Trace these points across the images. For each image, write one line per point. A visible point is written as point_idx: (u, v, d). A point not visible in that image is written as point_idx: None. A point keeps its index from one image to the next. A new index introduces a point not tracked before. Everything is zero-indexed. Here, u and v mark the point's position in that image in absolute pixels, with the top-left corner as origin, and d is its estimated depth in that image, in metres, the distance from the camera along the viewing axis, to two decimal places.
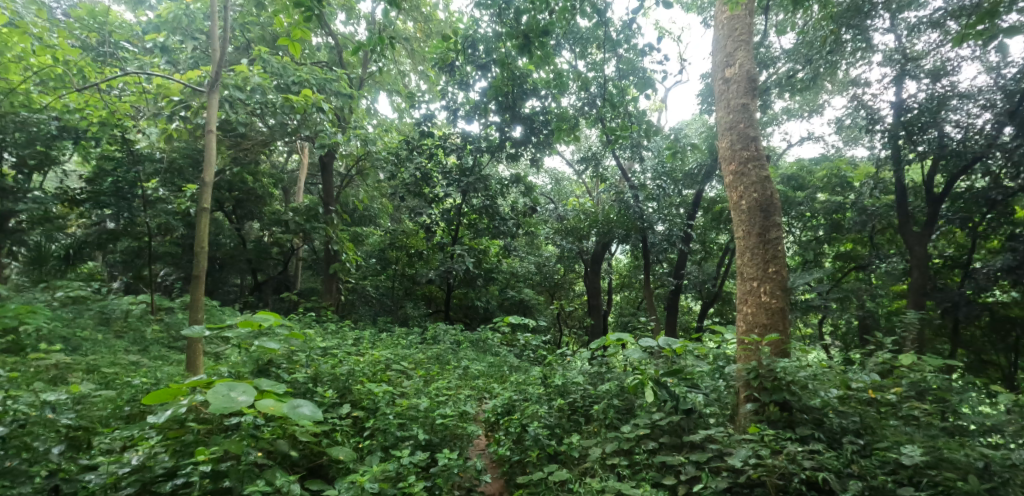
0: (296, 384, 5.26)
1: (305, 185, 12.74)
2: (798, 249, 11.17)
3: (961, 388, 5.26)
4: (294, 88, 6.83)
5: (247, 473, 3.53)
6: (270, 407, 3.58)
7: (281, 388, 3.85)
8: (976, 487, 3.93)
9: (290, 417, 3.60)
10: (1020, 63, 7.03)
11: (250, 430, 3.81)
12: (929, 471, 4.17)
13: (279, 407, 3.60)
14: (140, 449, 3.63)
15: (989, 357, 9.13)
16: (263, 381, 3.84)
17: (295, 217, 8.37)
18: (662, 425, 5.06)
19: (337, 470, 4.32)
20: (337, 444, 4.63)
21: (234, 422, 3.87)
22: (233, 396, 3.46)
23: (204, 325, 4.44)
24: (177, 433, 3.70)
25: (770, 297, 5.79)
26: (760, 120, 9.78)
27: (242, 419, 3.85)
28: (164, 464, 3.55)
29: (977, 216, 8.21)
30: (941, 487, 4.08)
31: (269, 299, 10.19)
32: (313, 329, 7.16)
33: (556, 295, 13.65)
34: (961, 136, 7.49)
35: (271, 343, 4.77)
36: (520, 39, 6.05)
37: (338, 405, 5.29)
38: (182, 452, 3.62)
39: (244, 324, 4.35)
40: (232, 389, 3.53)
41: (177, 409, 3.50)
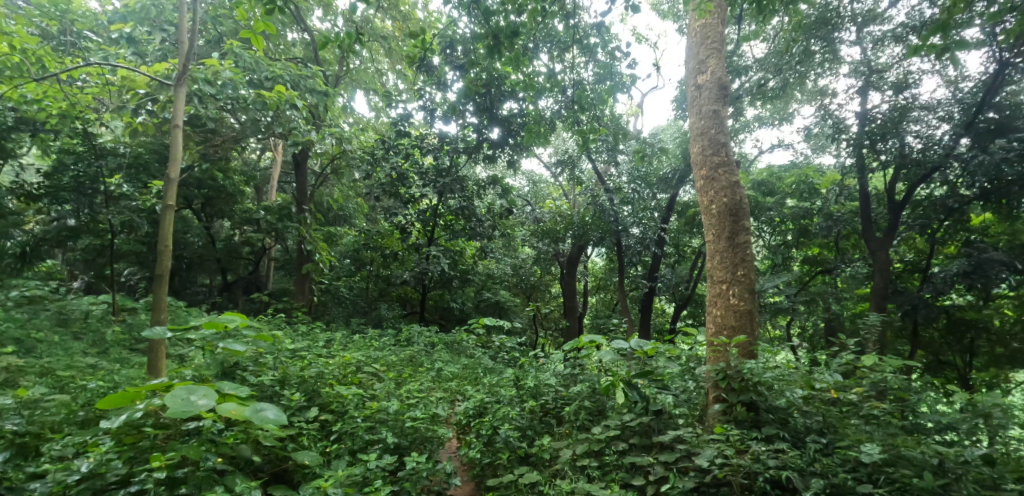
0: (262, 387, 5.25)
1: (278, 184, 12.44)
2: (767, 253, 11.46)
3: (919, 388, 5.47)
4: (267, 83, 6.63)
5: (207, 479, 3.49)
6: (232, 411, 3.49)
7: (245, 391, 3.76)
8: (930, 484, 4.10)
9: (254, 421, 3.50)
10: (976, 77, 7.45)
11: (210, 435, 3.72)
12: (887, 469, 4.36)
13: (241, 412, 3.51)
14: (92, 454, 3.48)
15: (945, 358, 9.54)
16: (226, 383, 3.75)
17: (266, 216, 8.08)
18: (633, 426, 5.18)
19: (303, 475, 4.27)
20: (304, 448, 4.61)
21: (194, 426, 3.76)
22: (192, 400, 3.37)
23: (166, 326, 4.25)
24: (133, 438, 3.57)
25: (739, 300, 5.93)
26: (732, 126, 10.03)
27: (202, 424, 3.74)
28: (118, 471, 3.42)
29: (936, 222, 8.36)
30: (898, 484, 4.25)
31: (239, 300, 9.93)
32: (283, 331, 6.99)
33: (532, 297, 13.70)
34: (921, 146, 7.75)
35: (237, 345, 4.66)
36: (491, 40, 6.15)
37: (305, 409, 5.23)
38: (137, 458, 3.52)
39: (208, 325, 4.26)
40: (192, 393, 3.42)
41: (133, 413, 3.39)
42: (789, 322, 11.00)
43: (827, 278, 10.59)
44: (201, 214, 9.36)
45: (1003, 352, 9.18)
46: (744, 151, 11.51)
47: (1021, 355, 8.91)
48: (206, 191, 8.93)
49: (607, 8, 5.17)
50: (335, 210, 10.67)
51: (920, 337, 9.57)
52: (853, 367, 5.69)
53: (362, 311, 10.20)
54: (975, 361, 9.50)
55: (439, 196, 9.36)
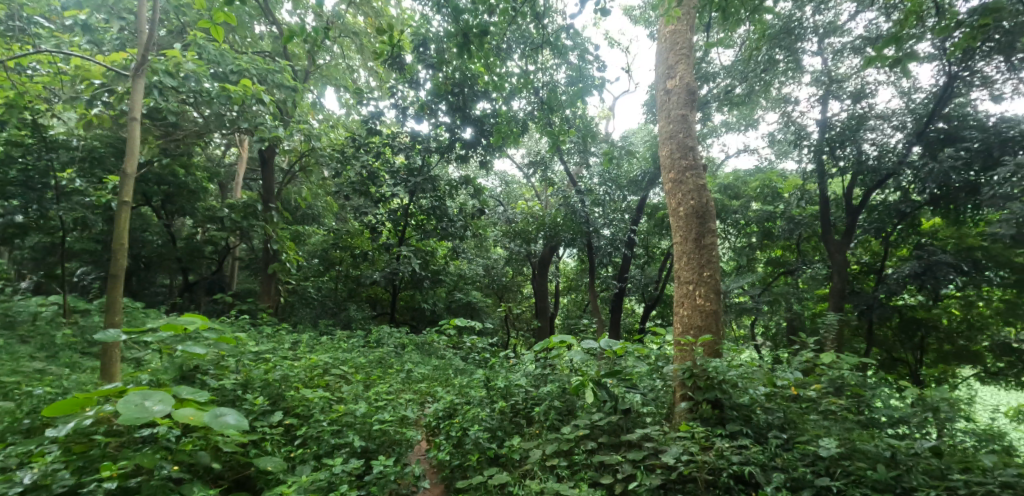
0: (223, 391, 5.08)
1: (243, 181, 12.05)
2: (733, 254, 11.78)
3: (874, 384, 5.72)
4: (233, 77, 6.39)
5: (162, 488, 3.40)
6: (189, 416, 3.42)
7: (203, 396, 3.71)
8: (883, 475, 4.31)
9: (212, 426, 3.45)
10: (927, 89, 7.87)
11: (165, 442, 3.62)
12: (843, 462, 4.56)
13: (200, 417, 3.45)
14: (36, 466, 3.32)
15: (898, 355, 10.02)
16: (183, 388, 3.70)
17: (230, 214, 7.76)
18: (602, 425, 5.25)
19: (265, 481, 4.16)
20: (266, 455, 4.51)
21: (149, 433, 3.65)
22: (146, 406, 3.31)
23: (120, 329, 4.09)
24: (83, 447, 3.47)
25: (705, 300, 6.08)
26: (699, 131, 10.27)
27: (156, 431, 3.65)
28: (65, 481, 3.26)
29: (889, 226, 8.90)
30: (854, 476, 4.45)
31: (200, 301, 9.57)
32: (246, 332, 6.76)
33: (503, 298, 13.72)
34: (877, 153, 8.13)
35: (197, 348, 4.53)
36: (460, 38, 6.12)
37: (269, 413, 5.09)
38: (85, 468, 3.40)
39: (166, 328, 4.17)
40: (146, 398, 3.37)
41: (82, 420, 3.28)
42: (753, 322, 11.33)
43: (789, 279, 10.97)
44: (162, 211, 8.95)
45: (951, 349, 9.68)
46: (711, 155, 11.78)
47: (967, 352, 9.41)
48: (165, 187, 8.54)
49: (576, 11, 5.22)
50: (303, 209, 10.39)
51: (875, 335, 10.02)
52: (812, 364, 5.93)
53: (330, 312, 9.99)
54: (925, 358, 9.99)
55: (411, 196, 9.21)
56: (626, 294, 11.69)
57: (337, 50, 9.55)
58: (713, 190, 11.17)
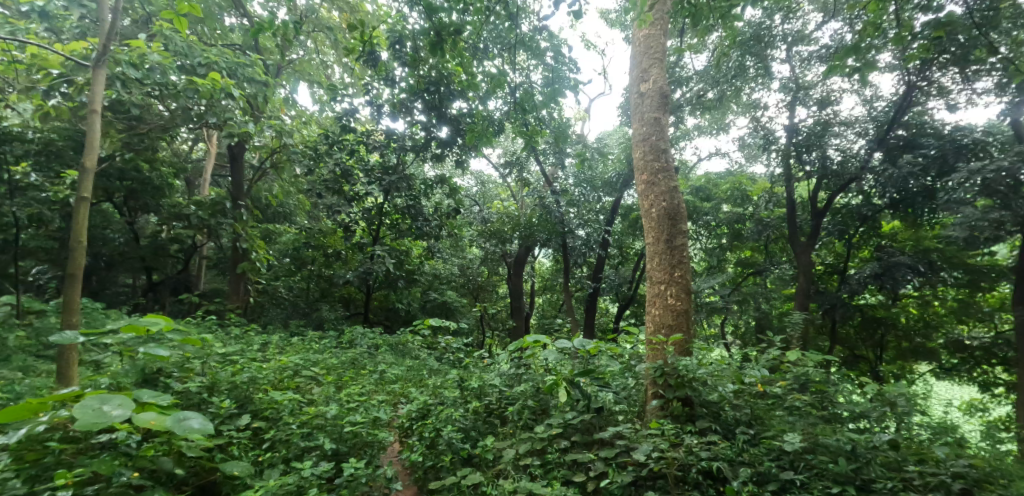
0: (187, 395, 4.91)
1: (211, 178, 11.68)
2: (704, 255, 12.04)
3: (837, 380, 5.93)
4: (200, 70, 6.18)
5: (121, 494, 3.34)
6: (150, 421, 3.33)
7: (166, 400, 3.59)
8: (844, 468, 4.50)
9: (175, 431, 3.35)
10: (887, 97, 8.22)
11: (124, 447, 3.57)
12: (806, 456, 4.72)
13: (162, 421, 3.36)
14: None
15: (860, 352, 10.42)
16: (144, 392, 3.57)
17: (197, 211, 7.54)
18: (575, 424, 5.31)
19: (231, 487, 4.05)
20: (233, 459, 4.39)
21: (107, 439, 3.58)
22: (105, 411, 3.19)
23: (78, 330, 3.90)
24: (36, 455, 3.32)
25: (676, 300, 6.20)
26: (672, 134, 10.47)
27: (115, 437, 3.58)
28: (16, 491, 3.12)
29: (852, 228, 9.29)
30: (816, 469, 4.62)
31: (164, 301, 9.24)
32: (213, 334, 6.55)
33: (479, 298, 13.70)
34: (840, 158, 8.46)
35: (160, 351, 4.38)
36: (433, 37, 6.10)
37: (237, 417, 4.95)
38: (38, 477, 3.28)
39: (127, 329, 4.02)
40: (105, 403, 3.24)
41: (36, 426, 3.14)
42: (721, 321, 11.60)
43: (757, 280, 11.27)
44: (123, 208, 8.61)
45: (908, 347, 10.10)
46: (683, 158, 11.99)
47: (924, 349, 9.82)
48: (129, 183, 8.22)
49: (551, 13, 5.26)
50: (274, 207, 10.14)
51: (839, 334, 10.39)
52: (779, 362, 6.12)
53: (301, 312, 9.78)
54: (885, 355, 10.40)
55: (385, 195, 9.08)
56: (601, 294, 11.60)
57: (311, 45, 9.35)
58: (685, 192, 11.39)
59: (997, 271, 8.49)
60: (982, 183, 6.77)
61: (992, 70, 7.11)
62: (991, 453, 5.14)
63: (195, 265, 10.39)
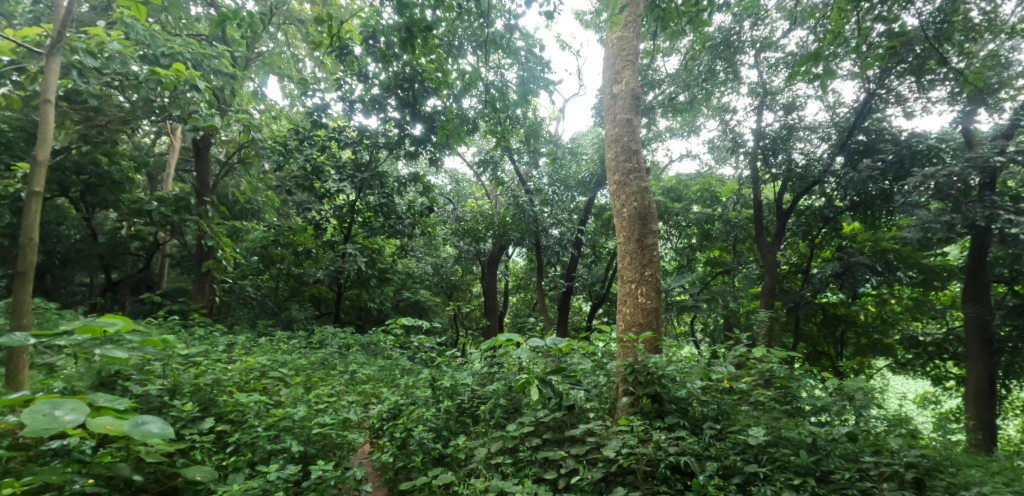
0: (147, 398, 4.72)
1: (175, 172, 11.28)
2: (674, 254, 12.29)
3: (801, 375, 6.17)
4: (164, 60, 5.93)
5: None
6: (106, 426, 3.19)
7: (124, 403, 3.46)
8: (804, 460, 4.67)
9: (133, 436, 3.24)
10: (849, 104, 8.56)
11: (78, 454, 3.49)
12: (770, 449, 4.88)
13: (119, 426, 3.23)
14: None
15: (822, 348, 10.83)
16: (100, 396, 3.45)
17: (159, 207, 7.12)
18: (546, 422, 5.35)
19: (193, 494, 3.91)
20: (195, 464, 4.25)
21: (59, 446, 3.50)
22: (57, 416, 3.05)
23: (29, 332, 3.70)
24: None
25: (646, 298, 6.31)
26: (645, 135, 10.65)
27: (67, 443, 3.49)
28: None
29: (815, 229, 9.71)
30: (779, 462, 4.78)
31: (123, 301, 8.87)
32: (175, 335, 6.31)
33: (452, 297, 13.63)
34: (805, 162, 8.76)
35: (118, 353, 4.20)
36: (404, 32, 6.02)
37: (199, 420, 4.78)
38: None
39: (82, 331, 3.84)
40: (57, 407, 3.10)
41: None
42: (691, 319, 11.85)
43: (725, 279, 11.56)
44: (80, 203, 8.24)
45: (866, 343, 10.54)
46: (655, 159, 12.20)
47: (881, 345, 10.26)
48: (86, 177, 7.85)
49: (523, 12, 5.28)
50: (241, 203, 9.83)
51: (802, 331, 10.78)
52: (745, 358, 6.30)
53: (270, 312, 9.53)
54: (845, 351, 10.83)
55: (357, 192, 8.92)
56: (574, 293, 11.86)
57: (282, 38, 9.14)
58: (657, 193, 11.59)
59: (948, 271, 8.98)
60: (935, 187, 7.11)
61: (946, 80, 7.47)
62: (941, 443, 5.45)
63: (158, 263, 10.01)
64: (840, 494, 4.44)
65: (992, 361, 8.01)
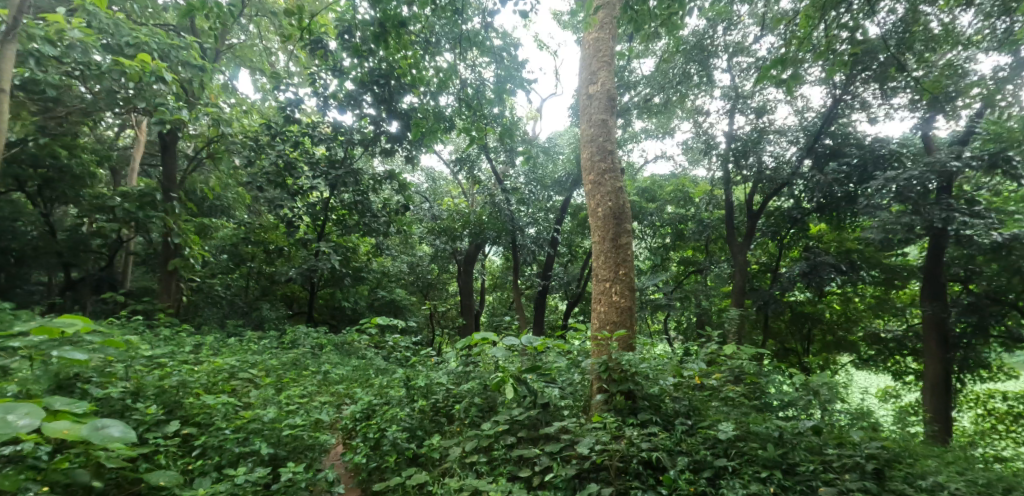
0: (109, 401, 4.54)
1: (141, 167, 10.90)
2: (648, 253, 12.48)
3: (769, 371, 6.34)
4: (129, 50, 5.72)
5: None
6: (64, 431, 3.08)
7: (82, 407, 3.34)
8: (771, 454, 4.81)
9: (93, 441, 3.13)
10: (816, 108, 8.85)
11: (32, 460, 3.35)
12: (738, 444, 5.00)
13: (77, 431, 3.12)
14: None
15: (790, 345, 11.16)
16: (57, 400, 3.32)
17: (123, 203, 6.87)
18: (521, 420, 5.36)
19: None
20: (159, 468, 4.12)
21: (12, 452, 3.37)
22: (11, 422, 2.91)
23: None
24: None
25: (621, 297, 6.39)
26: (620, 136, 10.78)
27: (20, 449, 3.36)
28: None
29: (783, 230, 10.00)
30: (747, 455, 4.91)
31: (84, 301, 8.53)
32: (139, 335, 6.09)
33: (428, 296, 13.54)
34: (774, 164, 9.02)
35: (77, 354, 4.02)
36: (377, 28, 5.93)
37: (164, 423, 4.62)
38: None
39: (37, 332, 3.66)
40: (11, 412, 2.96)
41: None
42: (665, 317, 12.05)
43: (698, 278, 11.80)
44: (38, 198, 7.89)
45: (832, 340, 10.89)
46: (630, 160, 12.37)
47: (845, 342, 10.65)
48: (43, 171, 7.52)
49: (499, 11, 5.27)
50: (211, 200, 9.55)
51: (771, 328, 11.09)
52: (716, 356, 6.44)
53: (240, 311, 9.28)
54: (811, 348, 11.20)
55: (330, 189, 8.75)
56: (551, 291, 11.93)
57: (255, 30, 8.93)
58: (632, 193, 11.75)
59: (907, 270, 9.39)
60: (896, 190, 7.44)
61: (906, 87, 7.78)
62: (901, 435, 5.71)
63: (121, 261, 9.65)
64: (805, 485, 4.58)
65: (947, 356, 8.40)
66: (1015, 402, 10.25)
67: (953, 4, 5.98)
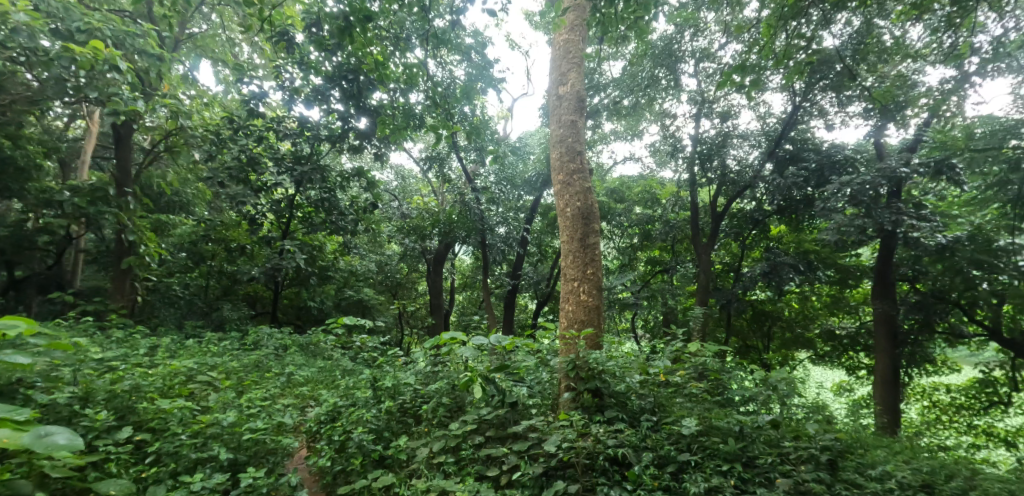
0: (54, 407, 4.30)
1: (93, 160, 10.37)
2: (616, 253, 12.67)
3: (732, 368, 6.52)
4: (80, 37, 5.45)
5: None
6: (4, 439, 2.91)
7: (23, 413, 3.16)
8: (732, 448, 4.96)
9: (35, 450, 2.97)
10: (778, 114, 9.19)
11: None
12: (701, 438, 5.14)
13: (17, 439, 2.95)
14: None
15: (751, 342, 11.52)
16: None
17: (72, 198, 6.51)
18: (489, 419, 5.34)
19: None
20: (110, 477, 3.92)
21: None
22: None
23: None
24: None
25: (589, 296, 6.46)
26: (590, 137, 10.91)
27: None
28: None
29: (745, 231, 10.35)
30: (709, 450, 5.05)
31: (29, 302, 8.05)
32: (89, 338, 5.79)
33: (397, 295, 13.38)
34: (737, 167, 9.35)
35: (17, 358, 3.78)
36: (341, 21, 5.78)
37: (115, 429, 4.40)
38: None
39: None
40: None
41: None
42: (632, 316, 12.26)
43: (664, 277, 12.07)
44: None
45: (790, 337, 11.32)
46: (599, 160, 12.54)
47: (803, 339, 11.08)
48: None
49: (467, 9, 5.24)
50: (169, 196, 9.17)
51: (734, 326, 11.45)
52: (681, 353, 6.58)
53: (199, 312, 8.94)
54: (770, 345, 11.62)
55: (296, 186, 8.51)
56: (520, 291, 11.97)
57: (217, 20, 8.61)
58: (601, 194, 11.91)
59: (861, 270, 9.80)
60: (851, 194, 7.89)
61: (861, 97, 8.18)
62: (855, 428, 5.98)
63: (70, 259, 9.15)
64: (763, 477, 4.76)
65: (895, 352, 8.88)
66: (956, 394, 10.89)
67: (903, 17, 6.30)
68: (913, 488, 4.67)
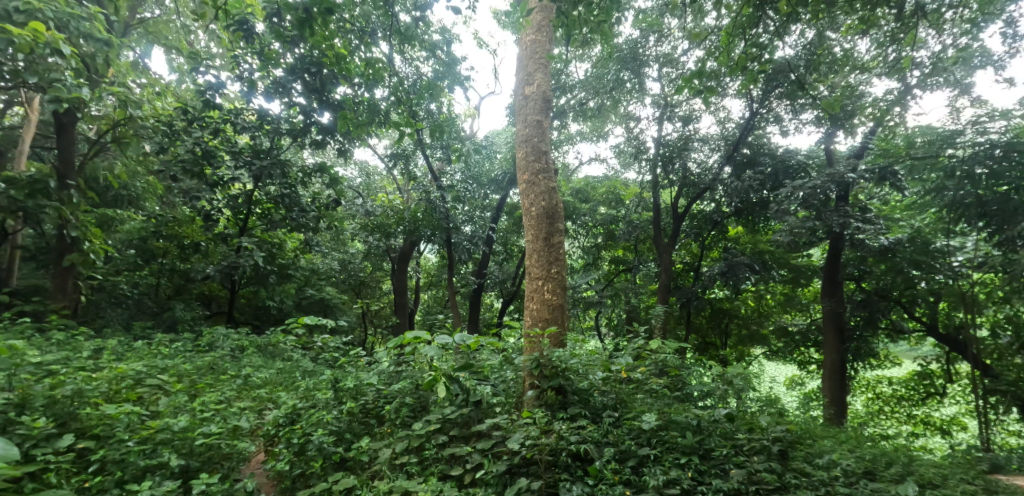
0: None
1: (33, 149, 9.72)
2: (581, 252, 12.85)
3: (691, 364, 6.70)
4: (18, 17, 5.09)
5: None
6: None
7: None
8: (690, 442, 5.10)
9: None
10: (736, 119, 9.55)
11: None
12: (660, 432, 5.27)
13: None
14: None
15: (710, 339, 11.92)
16: None
17: (7, 190, 6.09)
18: (453, 418, 5.29)
19: None
20: (49, 488, 3.70)
21: None
22: None
23: None
24: None
25: (552, 295, 6.51)
26: (556, 137, 11.01)
27: None
28: None
29: (704, 231, 10.72)
30: (667, 443, 5.19)
31: None
32: (26, 340, 5.42)
33: (360, 294, 13.16)
34: (698, 170, 9.71)
35: None
36: (301, 12, 5.55)
37: (55, 437, 4.13)
38: None
39: None
40: None
41: None
42: (596, 314, 12.46)
43: (627, 276, 12.32)
44: None
45: (746, 334, 11.76)
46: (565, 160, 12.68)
47: (758, 336, 11.54)
48: None
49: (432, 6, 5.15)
50: (116, 189, 8.70)
51: (694, 323, 11.81)
52: (642, 350, 6.71)
53: (149, 312, 8.53)
54: (727, 342, 12.04)
55: (255, 181, 8.22)
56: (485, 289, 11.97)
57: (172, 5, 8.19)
58: (566, 193, 12.05)
59: (811, 269, 10.27)
60: (803, 197, 8.28)
61: (814, 105, 8.59)
62: (807, 421, 6.26)
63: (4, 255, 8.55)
64: (719, 468, 4.92)
65: (841, 347, 9.40)
66: (897, 386, 11.58)
67: (853, 30, 6.66)
68: (856, 475, 4.93)
